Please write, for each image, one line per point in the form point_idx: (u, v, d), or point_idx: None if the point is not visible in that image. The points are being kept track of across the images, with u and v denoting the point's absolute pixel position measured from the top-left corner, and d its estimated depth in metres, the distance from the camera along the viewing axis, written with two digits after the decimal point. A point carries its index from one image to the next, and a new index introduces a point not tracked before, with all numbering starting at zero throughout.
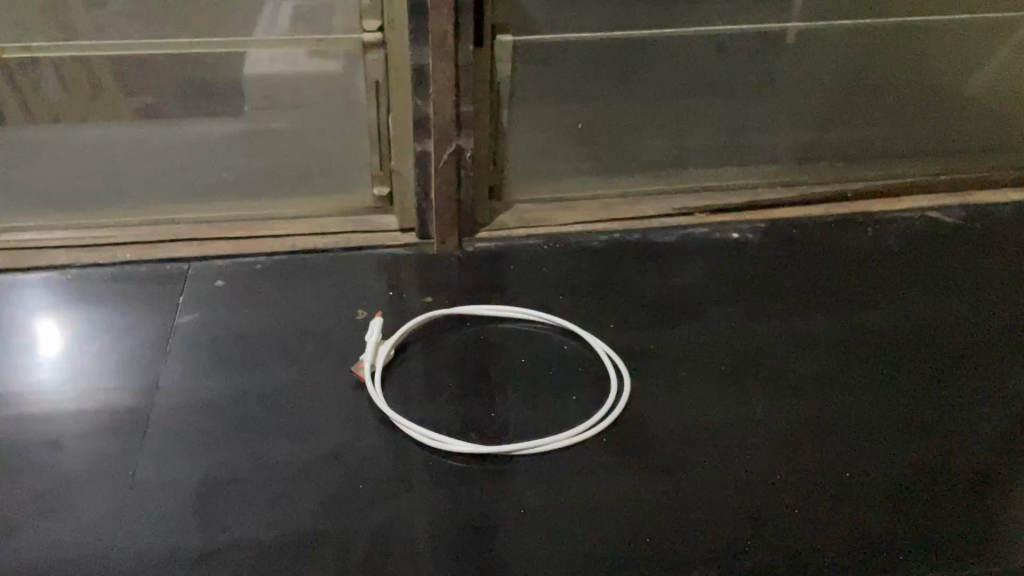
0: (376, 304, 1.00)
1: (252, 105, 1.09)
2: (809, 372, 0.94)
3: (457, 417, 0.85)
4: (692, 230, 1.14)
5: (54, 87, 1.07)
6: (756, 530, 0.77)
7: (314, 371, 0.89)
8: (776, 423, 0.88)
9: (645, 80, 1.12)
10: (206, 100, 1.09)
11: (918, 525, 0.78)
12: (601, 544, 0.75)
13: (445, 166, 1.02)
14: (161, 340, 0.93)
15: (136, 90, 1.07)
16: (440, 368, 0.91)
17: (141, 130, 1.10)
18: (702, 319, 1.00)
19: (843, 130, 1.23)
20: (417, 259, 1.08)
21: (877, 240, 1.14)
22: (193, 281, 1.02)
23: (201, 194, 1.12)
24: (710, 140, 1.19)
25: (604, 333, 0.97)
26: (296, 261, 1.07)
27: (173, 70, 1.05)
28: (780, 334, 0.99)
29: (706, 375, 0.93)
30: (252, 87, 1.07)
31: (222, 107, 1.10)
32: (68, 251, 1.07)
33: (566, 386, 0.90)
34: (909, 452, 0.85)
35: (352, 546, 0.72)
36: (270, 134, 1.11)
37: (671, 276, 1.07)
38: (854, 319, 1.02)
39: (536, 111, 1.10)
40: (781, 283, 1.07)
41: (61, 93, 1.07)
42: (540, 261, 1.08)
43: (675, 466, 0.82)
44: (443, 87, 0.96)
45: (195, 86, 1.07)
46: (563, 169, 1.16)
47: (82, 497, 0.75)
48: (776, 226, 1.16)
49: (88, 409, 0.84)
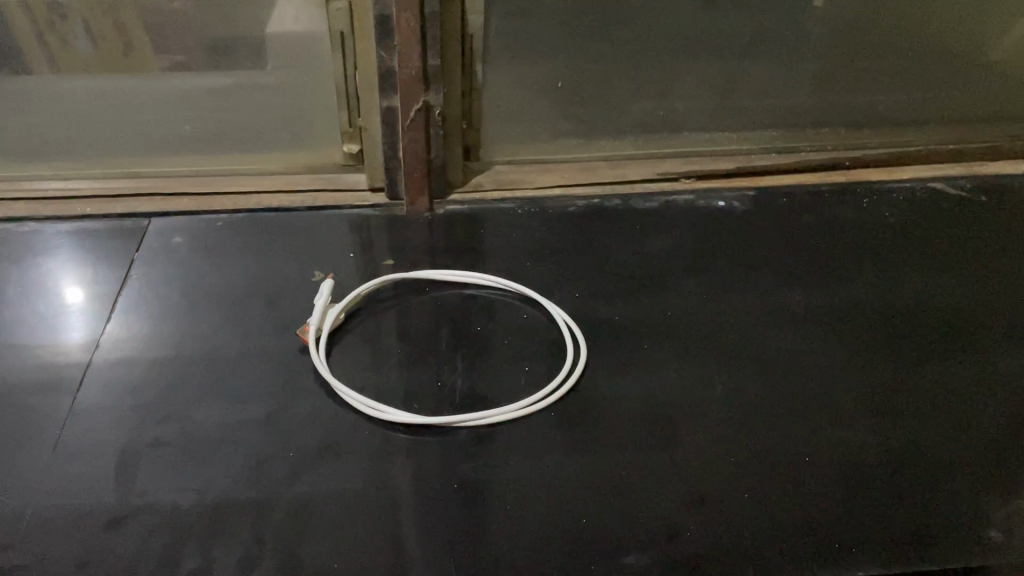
0: (335, 265, 0.97)
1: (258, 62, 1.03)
2: (780, 349, 0.89)
3: (401, 384, 0.82)
4: (675, 197, 1.10)
5: (67, 38, 1.01)
6: (705, 513, 0.73)
7: (260, 334, 0.87)
8: (738, 401, 0.83)
9: (627, 37, 1.06)
10: (212, 57, 1.02)
11: (880, 510, 0.74)
12: (536, 523, 0.71)
13: (412, 123, 0.98)
14: (107, 298, 0.91)
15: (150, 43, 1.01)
16: (391, 334, 0.88)
17: (130, 85, 1.04)
18: (674, 290, 0.96)
19: (843, 95, 1.16)
20: (385, 220, 1.04)
21: (871, 213, 1.09)
22: (150, 238, 1.00)
23: (171, 149, 1.09)
24: (699, 104, 1.14)
25: (567, 302, 0.93)
26: (258, 219, 1.04)
27: (181, 28, 1.00)
28: (754, 308, 0.94)
29: (671, 351, 0.88)
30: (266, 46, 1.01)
31: (223, 65, 1.03)
32: (30, 204, 1.05)
33: (520, 355, 0.86)
34: (878, 436, 0.80)
35: (272, 514, 0.70)
36: (254, 88, 1.04)
37: (647, 244, 1.02)
38: (836, 293, 0.96)
39: (512, 66, 1.05)
40: (761, 254, 1.01)
41: (70, 43, 1.01)
42: (512, 224, 1.04)
43: (626, 444, 0.78)
44: (407, 37, 0.91)
45: (204, 42, 1.01)
46: (543, 130, 1.12)
47: (4, 455, 0.74)
48: (765, 194, 1.12)
49: (26, 365, 0.83)
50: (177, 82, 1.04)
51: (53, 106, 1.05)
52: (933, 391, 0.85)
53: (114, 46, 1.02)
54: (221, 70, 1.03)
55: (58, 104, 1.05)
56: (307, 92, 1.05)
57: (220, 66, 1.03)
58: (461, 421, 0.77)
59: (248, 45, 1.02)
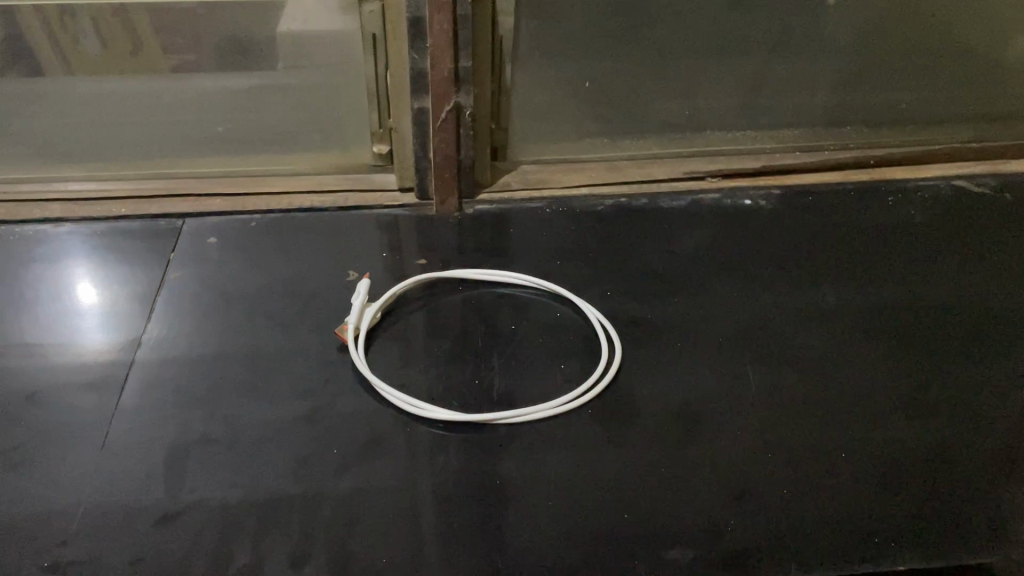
0: (369, 265, 0.98)
1: (284, 63, 1.04)
2: (811, 347, 0.90)
3: (440, 382, 0.84)
4: (703, 196, 1.11)
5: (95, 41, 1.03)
6: (743, 508, 0.74)
7: (298, 333, 0.88)
8: (773, 399, 0.84)
9: (653, 39, 1.07)
10: (239, 56, 1.04)
11: (914, 506, 0.75)
12: (577, 518, 0.72)
13: (443, 124, 0.99)
14: (145, 298, 0.92)
15: (177, 47, 1.03)
16: (428, 333, 0.89)
17: (162, 82, 1.06)
18: (704, 289, 0.97)
19: (866, 94, 1.17)
20: (415, 220, 1.05)
21: (897, 211, 1.10)
22: (185, 238, 1.01)
23: (202, 150, 1.10)
24: (722, 104, 1.15)
25: (599, 301, 0.94)
26: (291, 219, 1.05)
27: (210, 28, 1.02)
28: (784, 307, 0.95)
29: (703, 349, 0.89)
30: (288, 46, 1.03)
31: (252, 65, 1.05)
32: (65, 205, 1.06)
33: (555, 354, 0.87)
34: (911, 432, 0.81)
35: (318, 510, 0.71)
36: (279, 88, 1.06)
37: (676, 242, 1.03)
38: (865, 292, 0.97)
39: (540, 66, 1.06)
40: (790, 254, 1.02)
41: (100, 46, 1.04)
42: (542, 224, 1.05)
43: (663, 441, 0.79)
44: (440, 41, 0.92)
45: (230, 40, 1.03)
46: (570, 130, 1.13)
47: (54, 453, 0.75)
48: (792, 192, 1.12)
49: (70, 364, 0.85)
50: (203, 84, 1.06)
51: (83, 109, 1.07)
52: (963, 388, 0.86)
53: (148, 51, 1.04)
54: (248, 73, 1.06)
55: (90, 106, 1.07)
56: (337, 95, 1.06)
57: (248, 68, 1.05)
58: (501, 419, 0.78)
59: (275, 48, 1.04)
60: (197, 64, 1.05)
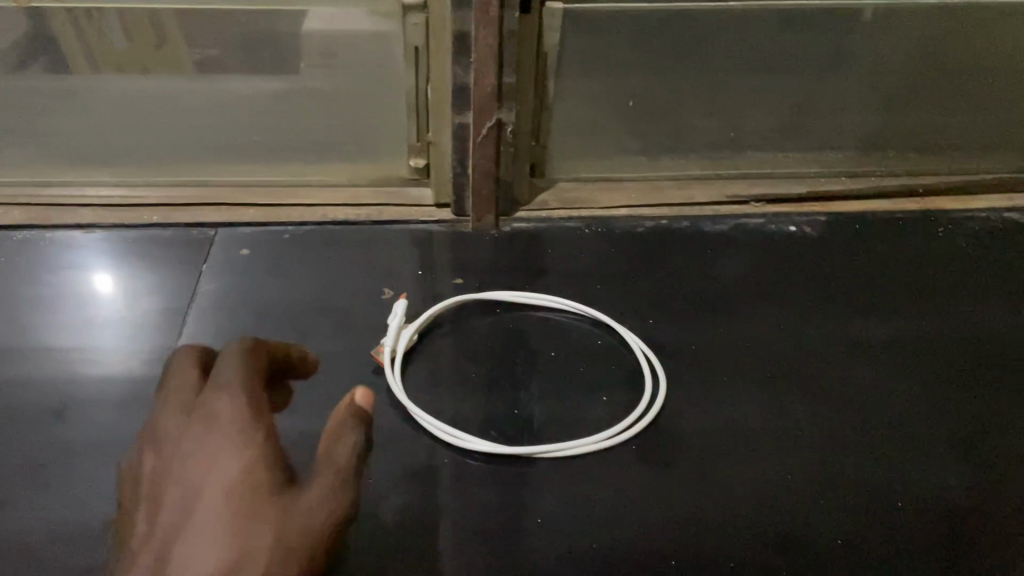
0: (404, 283, 0.96)
1: (308, 62, 1.03)
2: (861, 385, 0.87)
3: (478, 411, 0.81)
4: (746, 220, 1.08)
5: (119, 34, 1.03)
6: (791, 552, 0.71)
7: (333, 353, 0.86)
8: (825, 440, 0.81)
9: (701, 57, 1.04)
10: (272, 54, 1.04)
11: (970, 553, 0.72)
12: (618, 559, 0.69)
13: (484, 139, 0.96)
14: (177, 310, 0.90)
15: (200, 40, 1.03)
16: (465, 358, 0.87)
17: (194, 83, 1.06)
18: (748, 318, 0.94)
19: (914, 119, 1.14)
20: (451, 237, 1.03)
21: (945, 243, 1.06)
22: (218, 248, 0.99)
23: (233, 158, 1.09)
24: (767, 125, 1.12)
25: (640, 329, 0.92)
26: (327, 232, 1.03)
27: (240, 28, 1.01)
28: (831, 339, 0.92)
29: (748, 383, 0.86)
30: (312, 42, 1.02)
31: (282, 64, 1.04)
32: (97, 210, 1.05)
33: (596, 385, 0.85)
34: (964, 477, 0.78)
35: (353, 543, 0.69)
36: (313, 92, 1.05)
37: (719, 268, 1.00)
38: (914, 326, 0.94)
39: (583, 82, 1.03)
40: (838, 284, 0.99)
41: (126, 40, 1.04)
42: (580, 245, 1.03)
43: (709, 480, 0.76)
44: (485, 55, 0.89)
45: (259, 37, 1.02)
46: (610, 148, 1.11)
47: (83, 473, 0.74)
48: (837, 219, 1.09)
49: (99, 377, 0.83)
50: (233, 85, 1.07)
51: (111, 112, 1.06)
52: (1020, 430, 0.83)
53: (171, 47, 1.04)
54: (276, 73, 1.05)
55: (115, 104, 1.06)
56: (374, 103, 1.04)
57: (278, 70, 1.05)
58: (543, 453, 0.76)
59: (297, 44, 1.02)
60: (220, 59, 1.04)
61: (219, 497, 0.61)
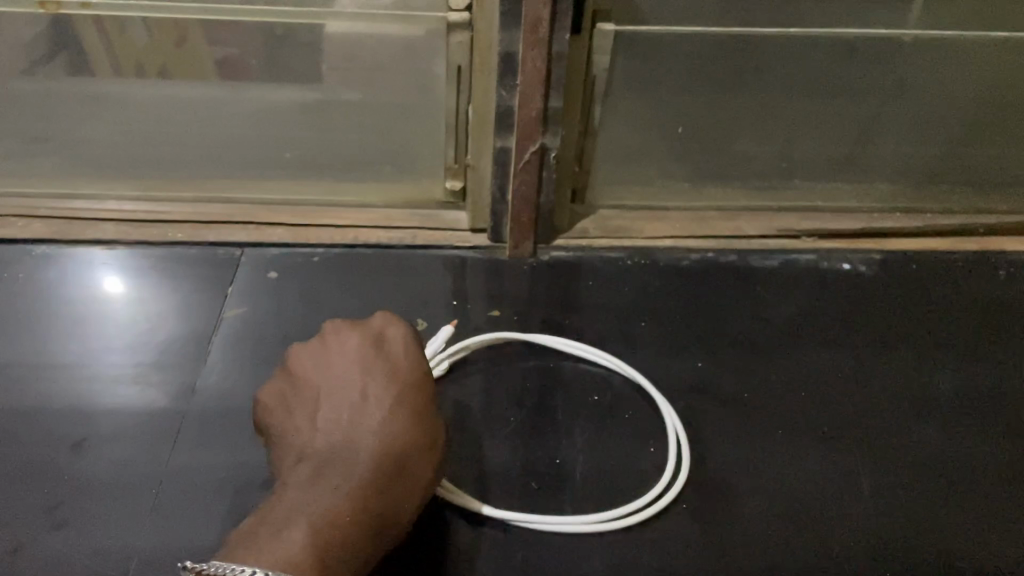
0: (439, 314, 0.91)
1: (330, 66, 0.99)
2: (926, 445, 0.81)
3: (517, 460, 0.77)
4: (797, 255, 1.03)
5: (140, 31, 0.99)
6: None
7: None
8: (891, 506, 0.76)
9: (757, 83, 1.00)
10: (301, 62, 1.00)
11: None
12: None
13: (526, 165, 0.91)
14: (202, 336, 0.86)
15: (220, 40, 0.99)
16: (504, 399, 0.82)
17: (220, 91, 1.04)
18: (802, 364, 0.88)
19: (970, 152, 1.10)
20: (488, 265, 0.98)
21: (1006, 286, 1.01)
22: (245, 269, 0.95)
23: (263, 174, 1.05)
24: (820, 154, 1.08)
25: (687, 371, 0.87)
26: (358, 255, 0.99)
27: (270, 35, 0.97)
28: (891, 390, 0.87)
29: (803, 436, 0.81)
30: (333, 48, 0.97)
31: (306, 70, 1.01)
32: (119, 225, 1.00)
33: (642, 434, 0.80)
34: None
35: None
36: (339, 104, 1.02)
37: (769, 307, 0.95)
38: (979, 377, 0.89)
39: (630, 107, 0.99)
40: (896, 328, 0.94)
41: (148, 37, 0.99)
42: (622, 278, 0.98)
43: (767, 547, 0.72)
44: (532, 79, 0.85)
45: (288, 41, 0.98)
46: (655, 175, 1.07)
47: (100, 514, 0.70)
48: (892, 257, 1.04)
49: (118, 407, 0.78)
50: (263, 93, 1.04)
51: (134, 117, 1.03)
52: None
53: (191, 47, 1.00)
54: (305, 84, 1.02)
55: (142, 111, 1.03)
56: (411, 121, 1.01)
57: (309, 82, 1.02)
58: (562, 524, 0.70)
59: (319, 52, 0.99)
60: (245, 61, 1.01)
61: (370, 411, 0.63)
